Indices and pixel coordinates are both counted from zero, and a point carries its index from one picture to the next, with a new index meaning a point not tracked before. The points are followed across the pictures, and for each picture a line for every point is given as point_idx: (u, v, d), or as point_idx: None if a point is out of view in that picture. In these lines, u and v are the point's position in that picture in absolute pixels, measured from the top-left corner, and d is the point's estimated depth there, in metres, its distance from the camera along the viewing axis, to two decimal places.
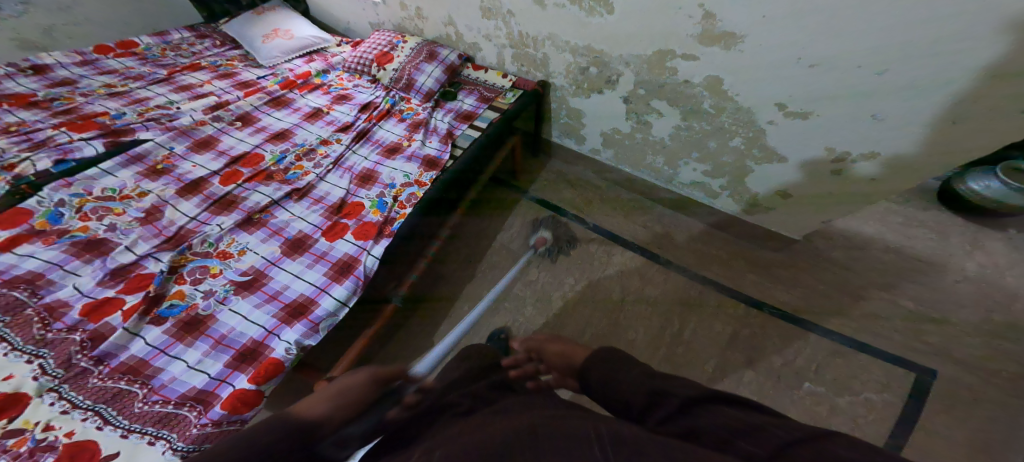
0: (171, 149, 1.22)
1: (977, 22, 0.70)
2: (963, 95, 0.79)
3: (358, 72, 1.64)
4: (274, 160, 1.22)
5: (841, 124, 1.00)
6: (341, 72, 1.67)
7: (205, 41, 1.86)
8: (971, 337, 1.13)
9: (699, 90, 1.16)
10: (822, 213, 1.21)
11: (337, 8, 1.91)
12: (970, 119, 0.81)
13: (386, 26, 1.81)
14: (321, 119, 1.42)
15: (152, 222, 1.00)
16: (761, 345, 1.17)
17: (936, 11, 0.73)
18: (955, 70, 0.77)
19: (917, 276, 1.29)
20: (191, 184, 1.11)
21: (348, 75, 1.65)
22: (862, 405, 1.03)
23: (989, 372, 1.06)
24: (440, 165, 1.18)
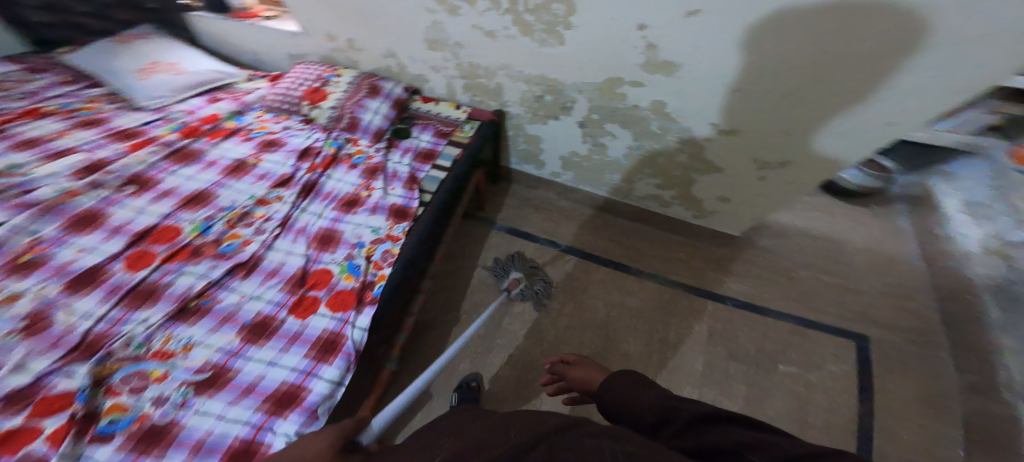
0: (36, 232, 0.92)
1: (878, 48, 0.83)
2: (869, 108, 0.94)
3: (284, 111, 1.44)
4: (197, 230, 1.00)
5: (769, 140, 1.14)
6: (261, 112, 1.46)
7: (48, 78, 1.48)
8: (879, 300, 1.45)
9: (646, 113, 1.24)
10: (756, 212, 1.39)
11: (245, 38, 1.66)
12: (875, 128, 0.97)
13: (309, 57, 1.63)
14: (247, 173, 1.20)
15: (42, 331, 0.76)
16: (733, 334, 1.34)
17: (847, 40, 0.84)
18: (861, 88, 0.91)
19: (827, 254, 1.58)
20: (84, 275, 0.86)
21: (272, 116, 1.44)
22: (828, 377, 1.25)
23: (899, 329, 1.37)
24: (410, 214, 1.12)
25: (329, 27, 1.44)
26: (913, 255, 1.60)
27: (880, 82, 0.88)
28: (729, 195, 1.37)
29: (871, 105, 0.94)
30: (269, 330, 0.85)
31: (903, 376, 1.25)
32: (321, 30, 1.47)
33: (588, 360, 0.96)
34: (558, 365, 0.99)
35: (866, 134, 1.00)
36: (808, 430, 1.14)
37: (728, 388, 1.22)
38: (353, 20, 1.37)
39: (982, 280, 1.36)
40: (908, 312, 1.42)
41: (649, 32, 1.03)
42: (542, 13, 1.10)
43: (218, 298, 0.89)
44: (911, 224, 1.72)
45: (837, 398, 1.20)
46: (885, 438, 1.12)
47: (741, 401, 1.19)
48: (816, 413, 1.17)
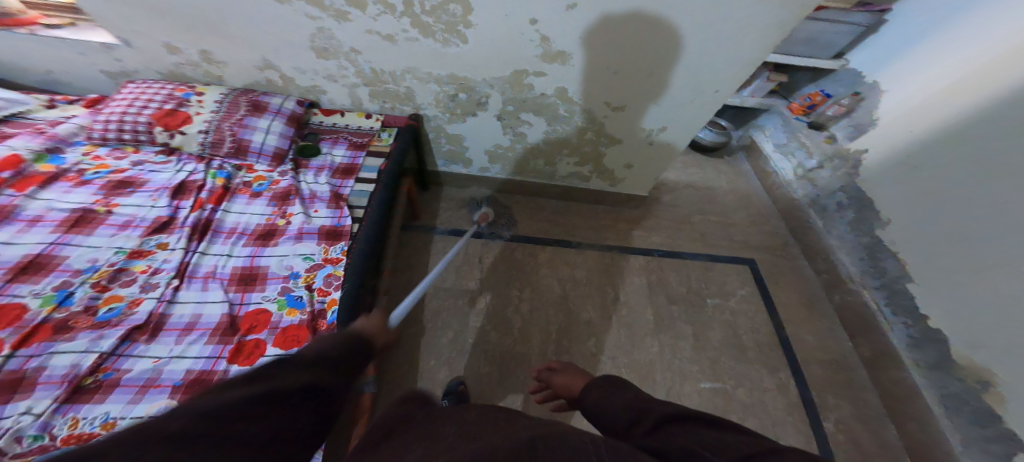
0: None
1: (718, 26, 1.03)
2: (722, 75, 1.18)
3: (128, 142, 1.14)
4: (51, 302, 0.77)
5: (653, 112, 1.35)
6: (89, 146, 1.12)
7: None
8: (751, 228, 1.87)
9: (553, 100, 1.33)
10: (656, 173, 1.63)
11: (18, 53, 1.29)
12: (724, 91, 1.23)
13: (144, 74, 1.31)
14: (99, 224, 0.92)
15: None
16: (665, 277, 1.56)
17: (697, 21, 1.03)
18: (714, 60, 1.13)
19: (708, 199, 1.96)
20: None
21: (109, 150, 1.12)
22: (742, 300, 1.55)
23: (771, 249, 1.79)
24: (345, 232, 1.00)
25: (168, 38, 1.18)
26: (759, 190, 2.11)
27: (726, 54, 1.11)
28: (632, 161, 1.58)
29: (723, 73, 1.17)
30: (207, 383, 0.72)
31: (789, 287, 1.64)
32: (155, 41, 1.19)
33: (574, 367, 0.93)
34: (545, 373, 0.97)
35: (723, 95, 1.25)
36: (746, 350, 1.40)
37: (679, 331, 1.41)
38: (204, 29, 1.14)
39: (803, 199, 1.87)
40: (770, 234, 1.86)
41: (540, 25, 1.08)
42: (440, 13, 1.07)
43: (122, 370, 0.72)
44: (750, 167, 2.25)
45: (756, 318, 1.50)
46: (796, 342, 1.45)
47: (691, 338, 1.39)
48: (746, 335, 1.45)
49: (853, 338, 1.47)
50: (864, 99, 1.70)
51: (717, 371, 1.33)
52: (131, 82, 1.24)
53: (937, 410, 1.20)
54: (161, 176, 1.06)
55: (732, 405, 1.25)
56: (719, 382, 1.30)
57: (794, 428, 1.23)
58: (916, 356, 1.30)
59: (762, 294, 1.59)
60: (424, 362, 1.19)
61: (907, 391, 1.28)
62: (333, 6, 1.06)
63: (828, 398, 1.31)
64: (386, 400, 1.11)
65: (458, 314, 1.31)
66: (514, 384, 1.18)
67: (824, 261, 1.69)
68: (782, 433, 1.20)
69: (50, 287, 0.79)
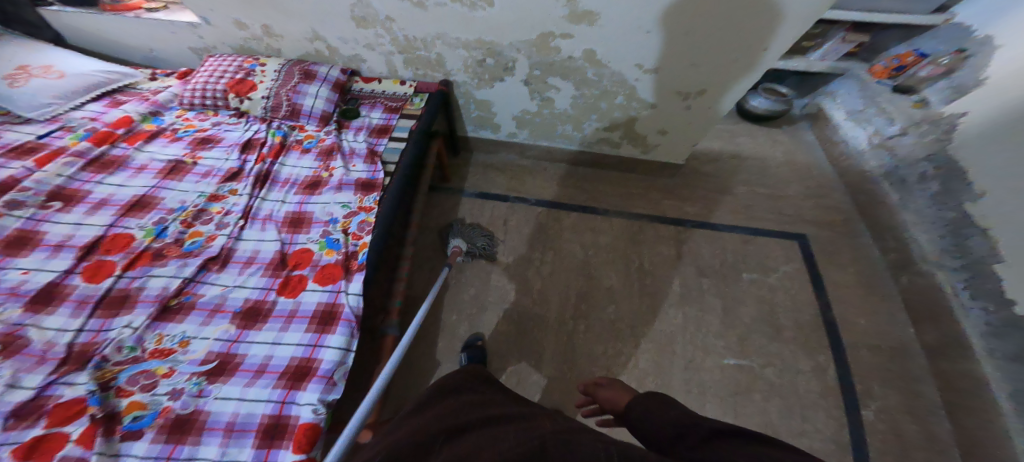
0: None
1: None
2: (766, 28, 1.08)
3: (209, 107, 1.34)
4: (151, 234, 0.95)
5: (687, 72, 1.28)
6: (181, 110, 1.33)
7: None
8: (805, 201, 1.71)
9: (580, 63, 1.31)
10: (693, 137, 1.54)
11: (129, 34, 1.54)
12: (769, 47, 1.14)
13: (219, 50, 1.52)
14: (187, 173, 1.11)
15: (19, 351, 0.73)
16: (697, 247, 1.51)
17: None
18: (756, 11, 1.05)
19: (755, 170, 1.81)
20: (43, 294, 0.81)
21: (196, 114, 1.32)
22: (784, 277, 1.44)
23: (825, 224, 1.62)
24: (378, 185, 1.10)
25: (237, 15, 1.35)
26: (822, 162, 1.90)
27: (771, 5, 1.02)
28: (666, 126, 1.51)
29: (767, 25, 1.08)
30: (258, 312, 0.86)
31: (843, 265, 1.49)
32: (228, 18, 1.37)
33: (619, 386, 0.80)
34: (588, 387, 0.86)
35: (766, 51, 1.15)
36: (782, 329, 1.30)
37: (707, 303, 1.35)
38: (263, 5, 1.29)
39: (876, 170, 1.66)
40: (828, 209, 1.68)
41: None
42: None
43: (198, 294, 0.88)
44: (815, 137, 2.03)
45: (798, 295, 1.39)
46: (843, 324, 1.32)
47: (720, 311, 1.33)
48: (784, 313, 1.34)
49: (916, 325, 1.30)
50: (970, 56, 1.44)
51: (744, 349, 1.25)
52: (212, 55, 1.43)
53: (1008, 406, 1.02)
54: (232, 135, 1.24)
55: (757, 383, 1.18)
56: (745, 359, 1.23)
57: (827, 413, 1.12)
58: (991, 345, 1.11)
59: (809, 271, 1.46)
60: (445, 316, 1.28)
61: (969, 382, 1.11)
62: None
63: (874, 386, 1.18)
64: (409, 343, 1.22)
65: (480, 272, 1.39)
66: (529, 344, 1.24)
67: (893, 240, 1.49)
68: (810, 415, 1.11)
69: (152, 221, 0.98)
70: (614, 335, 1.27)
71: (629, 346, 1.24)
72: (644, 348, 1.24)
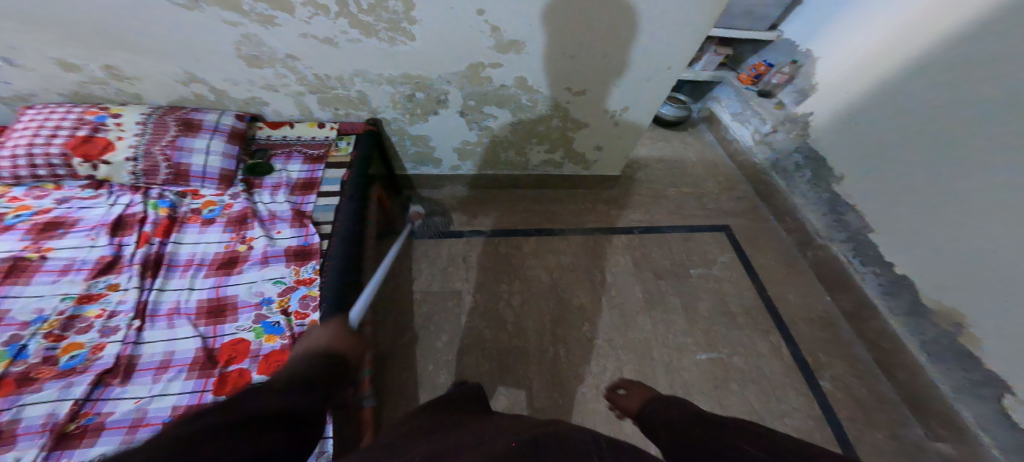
0: None
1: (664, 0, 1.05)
2: (675, 48, 1.20)
3: (47, 179, 1.04)
4: (5, 357, 0.69)
5: (614, 91, 1.36)
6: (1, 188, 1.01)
7: None
8: (722, 194, 1.93)
9: (514, 90, 1.32)
10: (622, 150, 1.65)
11: None
12: (677, 65, 1.26)
13: (41, 97, 1.20)
14: (36, 272, 0.83)
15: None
16: (645, 250, 1.59)
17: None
18: (668, 36, 1.16)
19: (678, 172, 2.01)
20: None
21: (27, 189, 1.02)
22: (724, 267, 1.58)
23: (744, 212, 1.84)
24: (315, 250, 0.95)
25: (59, 53, 1.07)
26: (723, 157, 2.17)
27: (676, 30, 1.14)
28: (600, 142, 1.59)
29: (675, 47, 1.20)
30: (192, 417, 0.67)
31: (765, 247, 1.69)
32: (43, 57, 1.08)
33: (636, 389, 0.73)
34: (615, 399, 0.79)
35: (674, 71, 1.29)
36: (736, 316, 1.41)
37: (670, 304, 1.42)
38: (104, 41, 1.05)
39: (762, 163, 1.94)
40: (740, 199, 1.92)
41: (489, 15, 1.07)
42: (380, 11, 1.03)
43: (105, 411, 0.67)
44: (712, 136, 2.31)
45: (738, 282, 1.53)
46: (779, 300, 1.49)
47: (682, 310, 1.41)
48: (732, 299, 1.47)
49: (830, 293, 1.52)
50: (802, 66, 1.79)
51: (711, 341, 1.33)
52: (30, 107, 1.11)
53: (921, 358, 1.24)
54: (99, 212, 0.98)
55: (732, 373, 1.25)
56: (714, 352, 1.30)
57: (796, 391, 1.24)
58: (890, 304, 1.35)
59: (741, 257, 1.63)
60: (421, 367, 1.15)
61: (889, 340, 1.32)
62: (254, 11, 1.00)
63: (821, 357, 1.33)
64: (388, 412, 1.07)
65: (449, 316, 1.28)
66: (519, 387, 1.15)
67: (792, 220, 1.74)
68: (782, 394, 1.22)
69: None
70: (593, 353, 1.25)
71: (611, 361, 1.24)
72: (626, 362, 1.24)
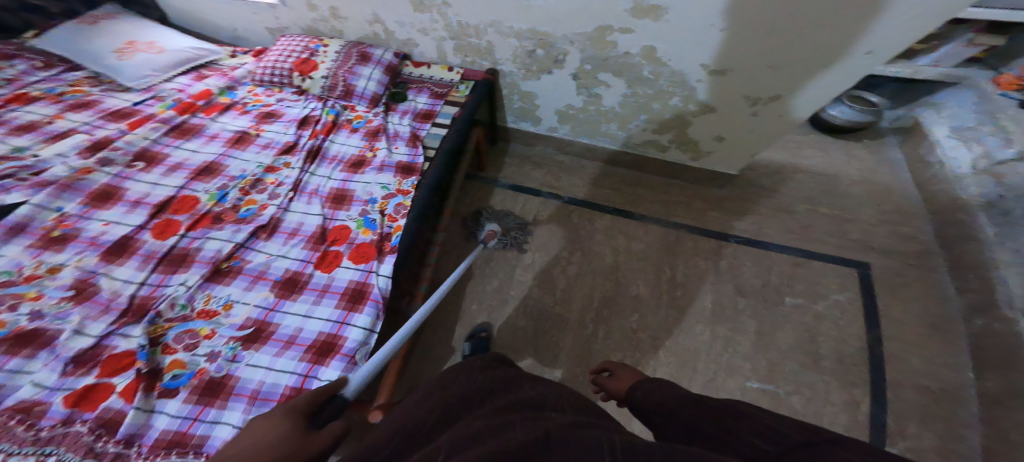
0: (61, 210, 0.97)
1: None
2: (863, 28, 0.95)
3: (276, 84, 1.45)
4: (214, 198, 1.06)
5: (761, 74, 1.15)
6: (252, 86, 1.46)
7: (19, 63, 1.42)
8: (877, 227, 1.50)
9: (638, 60, 1.24)
10: (749, 148, 1.42)
11: (220, 13, 1.69)
12: (881, 50, 0.98)
13: (290, 30, 1.63)
14: (250, 144, 1.22)
15: (90, 298, 0.83)
16: (737, 263, 1.40)
17: None
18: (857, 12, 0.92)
19: (822, 189, 1.63)
20: (117, 246, 0.93)
21: (264, 90, 1.44)
22: (834, 306, 1.29)
23: (903, 256, 1.41)
24: (417, 169, 1.14)
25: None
26: (905, 183, 1.65)
27: (873, 5, 0.89)
28: (723, 133, 1.39)
29: (862, 26, 0.95)
30: (285, 281, 0.93)
31: (911, 302, 1.29)
32: (301, 1, 1.46)
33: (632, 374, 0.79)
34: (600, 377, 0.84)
35: (856, 59, 1.02)
36: (821, 359, 1.17)
37: (742, 327, 1.25)
38: None
39: (974, 199, 1.40)
40: (903, 237, 1.47)
41: None
42: None
43: (243, 258, 0.97)
44: (903, 157, 1.77)
45: (846, 328, 1.24)
46: (893, 361, 1.16)
47: (753, 335, 1.23)
48: (826, 343, 1.21)
49: (979, 371, 1.12)
50: None
51: (774, 373, 1.16)
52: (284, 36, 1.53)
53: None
54: (298, 114, 1.33)
55: (782, 411, 1.09)
56: (773, 383, 1.13)
57: None
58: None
59: (869, 303, 1.29)
60: (467, 305, 1.31)
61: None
62: None
63: (908, 425, 1.04)
64: (433, 323, 1.27)
65: (505, 264, 1.40)
66: (545, 341, 1.24)
67: (974, 278, 1.26)
68: None
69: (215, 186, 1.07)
70: (630, 342, 1.23)
71: (646, 356, 1.20)
72: (661, 362, 1.19)
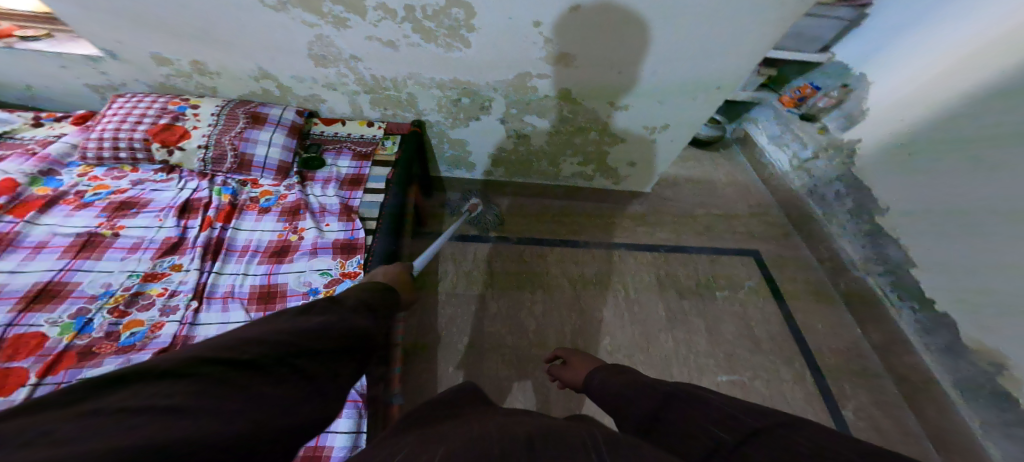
0: None
1: (725, 26, 1.05)
2: (726, 71, 1.19)
3: (126, 162, 1.11)
4: (71, 329, 0.74)
5: (659, 109, 1.36)
6: (84, 167, 1.09)
7: None
8: (752, 218, 1.89)
9: (557, 101, 1.33)
10: (656, 169, 1.65)
11: (1, 67, 1.25)
12: (726, 86, 1.24)
13: (132, 87, 1.29)
14: (107, 248, 0.89)
15: None
16: (671, 268, 1.59)
17: (707, 25, 1.05)
18: (722, 60, 1.15)
19: (707, 192, 1.98)
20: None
21: (106, 170, 1.10)
22: (752, 292, 1.55)
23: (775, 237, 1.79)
24: (360, 245, 1.00)
25: (157, 49, 1.15)
26: (757, 180, 2.14)
27: (732, 56, 1.14)
28: (634, 159, 1.59)
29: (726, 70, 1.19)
30: None
31: (794, 275, 1.65)
32: (143, 52, 1.17)
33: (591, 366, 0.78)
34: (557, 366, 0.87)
35: (721, 93, 1.27)
36: (761, 342, 1.39)
37: (693, 325, 1.40)
38: (197, 41, 1.13)
39: (800, 188, 1.89)
40: (770, 223, 1.88)
41: (544, 27, 1.08)
42: (442, 18, 1.07)
43: None
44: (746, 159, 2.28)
45: (766, 308, 1.50)
46: (807, 330, 1.45)
47: (705, 333, 1.39)
48: (759, 326, 1.44)
49: (863, 326, 1.47)
50: (854, 90, 1.72)
51: (732, 361, 1.32)
52: (117, 95, 1.20)
53: (955, 395, 1.21)
54: (180, 195, 1.04)
55: (751, 396, 1.24)
56: (736, 374, 1.29)
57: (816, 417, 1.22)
58: (927, 340, 1.31)
59: (771, 284, 1.59)
60: (441, 370, 1.17)
61: (922, 377, 1.28)
62: (332, 13, 1.05)
63: (845, 386, 1.30)
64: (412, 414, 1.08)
65: (469, 322, 1.30)
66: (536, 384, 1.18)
67: (827, 250, 1.69)
68: None
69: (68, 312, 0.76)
70: None
71: None
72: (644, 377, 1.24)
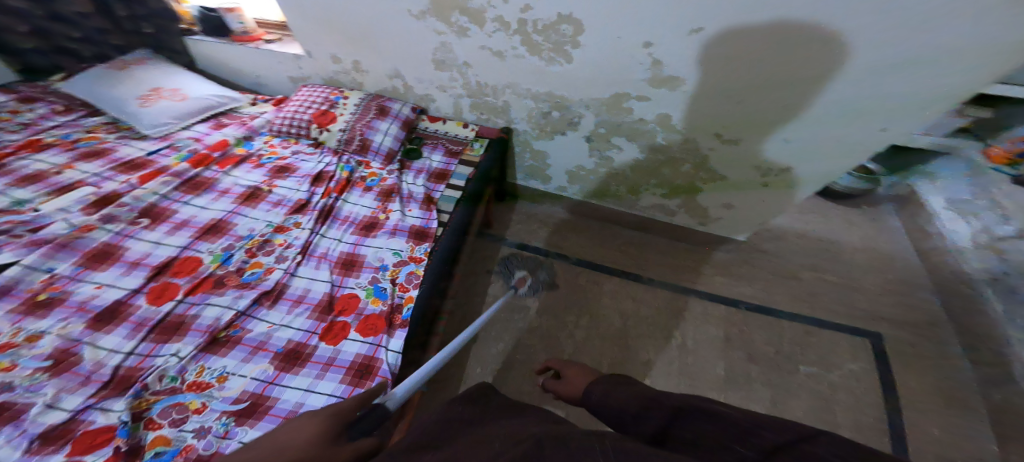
0: (51, 271, 0.92)
1: (892, 57, 0.84)
2: (886, 111, 0.95)
3: (292, 135, 1.44)
4: (217, 260, 1.01)
5: (777, 149, 1.16)
6: (269, 137, 1.45)
7: (39, 106, 1.42)
8: (885, 296, 1.50)
9: (653, 127, 1.24)
10: (757, 216, 1.43)
11: (247, 62, 1.68)
12: (893, 128, 0.98)
13: (312, 79, 1.63)
14: (262, 201, 1.19)
15: (68, 369, 0.77)
16: (746, 328, 1.39)
17: (873, 49, 0.84)
18: (885, 97, 0.92)
19: (827, 254, 1.64)
20: (105, 312, 0.87)
21: (281, 140, 1.43)
22: (850, 375, 1.27)
23: (910, 330, 1.39)
24: (430, 235, 1.12)
25: (334, 50, 1.44)
26: (908, 253, 1.67)
27: (898, 95, 0.91)
28: (732, 201, 1.40)
29: (885, 112, 0.95)
30: (286, 353, 0.87)
31: (922, 373, 1.27)
32: (327, 54, 1.47)
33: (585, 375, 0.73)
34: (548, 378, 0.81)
35: (878, 136, 1.02)
36: (839, 430, 1.14)
37: (752, 396, 1.22)
38: (357, 42, 1.37)
39: (979, 273, 1.41)
40: (910, 308, 1.46)
41: (654, 49, 1.02)
42: (550, 33, 1.09)
43: (242, 327, 0.91)
44: (901, 223, 1.79)
45: (863, 397, 1.21)
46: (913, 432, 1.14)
47: (768, 403, 1.20)
48: (843, 413, 1.18)
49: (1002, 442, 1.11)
50: None
51: None
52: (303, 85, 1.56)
53: None
54: (312, 169, 1.32)
55: None
56: None
57: None
58: None
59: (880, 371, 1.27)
60: (470, 369, 1.26)
61: None
62: (457, 23, 1.16)
63: None
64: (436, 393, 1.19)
65: (509, 327, 1.37)
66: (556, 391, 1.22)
67: (991, 353, 1.25)
68: None
69: (219, 247, 1.04)
70: None
71: None
72: None
